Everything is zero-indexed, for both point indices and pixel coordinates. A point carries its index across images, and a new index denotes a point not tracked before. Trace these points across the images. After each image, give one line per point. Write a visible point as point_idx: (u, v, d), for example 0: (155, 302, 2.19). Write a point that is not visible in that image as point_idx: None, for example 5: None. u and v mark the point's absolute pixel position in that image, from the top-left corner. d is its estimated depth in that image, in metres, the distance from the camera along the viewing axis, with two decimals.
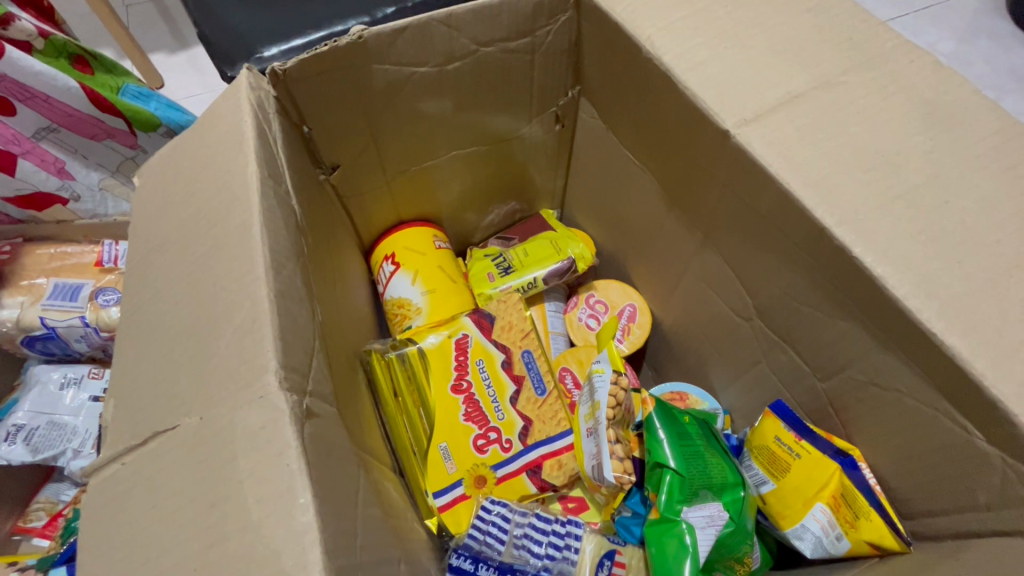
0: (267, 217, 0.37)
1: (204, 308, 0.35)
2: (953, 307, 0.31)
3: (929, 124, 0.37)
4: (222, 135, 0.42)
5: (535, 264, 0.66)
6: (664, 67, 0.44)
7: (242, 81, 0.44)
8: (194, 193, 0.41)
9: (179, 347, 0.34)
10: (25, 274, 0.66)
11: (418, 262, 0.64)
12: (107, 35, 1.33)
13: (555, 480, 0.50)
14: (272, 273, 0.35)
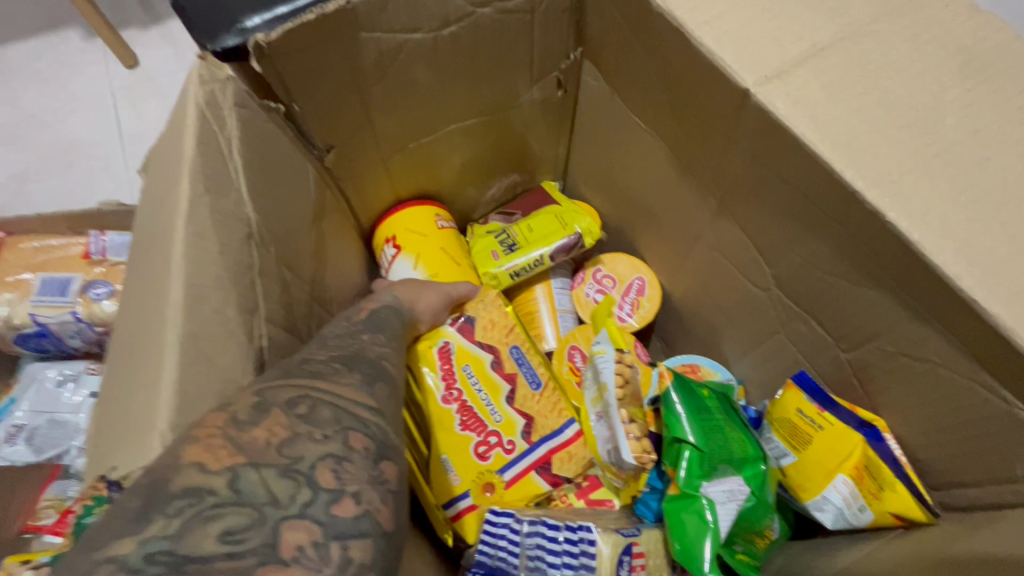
0: (191, 245, 0.36)
1: (139, 343, 0.35)
2: (994, 274, 0.29)
3: (967, 74, 0.34)
4: (174, 140, 0.40)
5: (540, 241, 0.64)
6: (677, 23, 0.41)
7: (192, 75, 0.40)
8: (151, 212, 0.41)
9: (123, 379, 0.36)
10: (10, 270, 0.64)
11: (420, 244, 0.62)
12: (72, 11, 1.26)
13: (567, 472, 0.50)
14: (185, 317, 0.34)
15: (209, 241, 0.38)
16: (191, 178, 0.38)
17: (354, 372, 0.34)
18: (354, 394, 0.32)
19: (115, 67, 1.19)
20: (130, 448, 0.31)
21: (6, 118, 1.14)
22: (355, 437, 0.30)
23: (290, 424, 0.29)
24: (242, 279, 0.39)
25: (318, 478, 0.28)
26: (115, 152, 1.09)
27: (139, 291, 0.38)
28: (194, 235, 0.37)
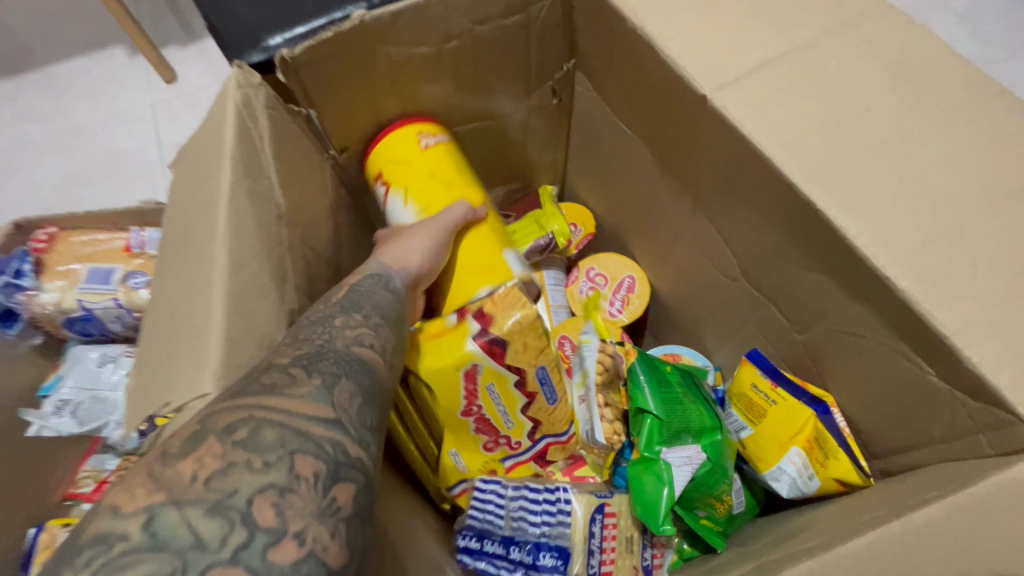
0: (233, 219, 0.42)
1: (185, 303, 0.41)
2: (909, 254, 0.33)
3: (900, 81, 0.38)
4: (215, 132, 0.46)
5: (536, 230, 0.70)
6: (648, 37, 0.45)
7: (230, 80, 0.47)
8: (192, 195, 0.46)
9: (166, 334, 0.41)
10: (61, 260, 0.71)
11: (406, 174, 0.58)
12: (119, 31, 1.38)
13: (558, 459, 0.53)
14: (227, 277, 0.39)
15: (247, 217, 0.43)
16: (231, 166, 0.44)
17: (311, 379, 0.33)
18: (306, 410, 0.31)
19: (156, 82, 1.29)
20: (179, 388, 0.36)
21: (58, 128, 1.25)
22: (301, 464, 0.29)
23: (224, 453, 0.29)
24: (273, 252, 0.45)
25: (255, 519, 0.27)
26: (153, 159, 1.18)
27: (181, 265, 0.43)
28: (234, 212, 0.42)
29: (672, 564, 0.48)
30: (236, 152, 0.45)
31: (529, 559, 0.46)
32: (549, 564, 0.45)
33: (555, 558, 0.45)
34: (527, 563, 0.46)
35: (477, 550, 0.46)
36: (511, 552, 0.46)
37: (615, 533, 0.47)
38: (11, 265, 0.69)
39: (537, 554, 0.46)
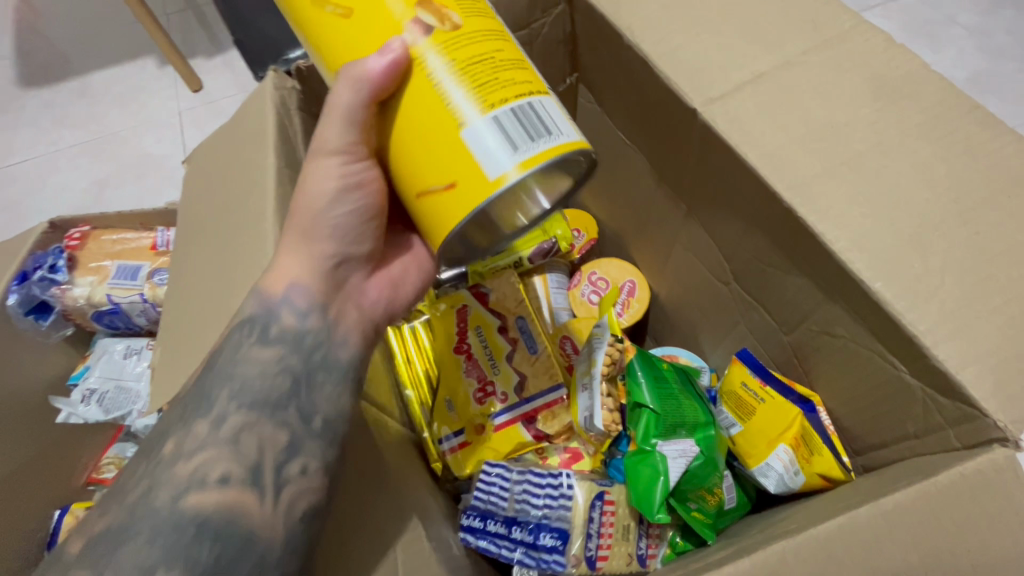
0: (282, 203, 0.44)
1: (231, 283, 0.43)
2: (882, 259, 0.35)
3: (878, 96, 0.40)
4: (252, 127, 0.48)
5: (530, 71, 0.36)
6: (643, 53, 0.48)
7: (267, 81, 0.49)
8: (227, 185, 0.48)
9: (211, 310, 0.43)
10: (93, 257, 0.76)
11: (335, 16, 0.35)
12: (151, 44, 1.45)
13: (549, 429, 0.55)
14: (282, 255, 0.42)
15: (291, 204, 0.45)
16: (274, 155, 0.45)
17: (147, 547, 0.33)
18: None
19: (183, 91, 1.36)
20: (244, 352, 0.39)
21: (90, 134, 1.32)
22: None
23: None
24: None
25: None
26: (178, 165, 1.23)
27: (222, 250, 0.45)
28: (282, 195, 0.44)
29: (665, 557, 0.49)
30: (279, 143, 0.46)
31: (530, 538, 0.48)
32: (548, 544, 0.47)
33: (555, 539, 0.47)
34: (527, 542, 0.48)
35: (479, 529, 0.48)
36: (513, 531, 0.48)
37: (613, 520, 0.49)
38: (45, 260, 0.73)
39: (537, 534, 0.47)
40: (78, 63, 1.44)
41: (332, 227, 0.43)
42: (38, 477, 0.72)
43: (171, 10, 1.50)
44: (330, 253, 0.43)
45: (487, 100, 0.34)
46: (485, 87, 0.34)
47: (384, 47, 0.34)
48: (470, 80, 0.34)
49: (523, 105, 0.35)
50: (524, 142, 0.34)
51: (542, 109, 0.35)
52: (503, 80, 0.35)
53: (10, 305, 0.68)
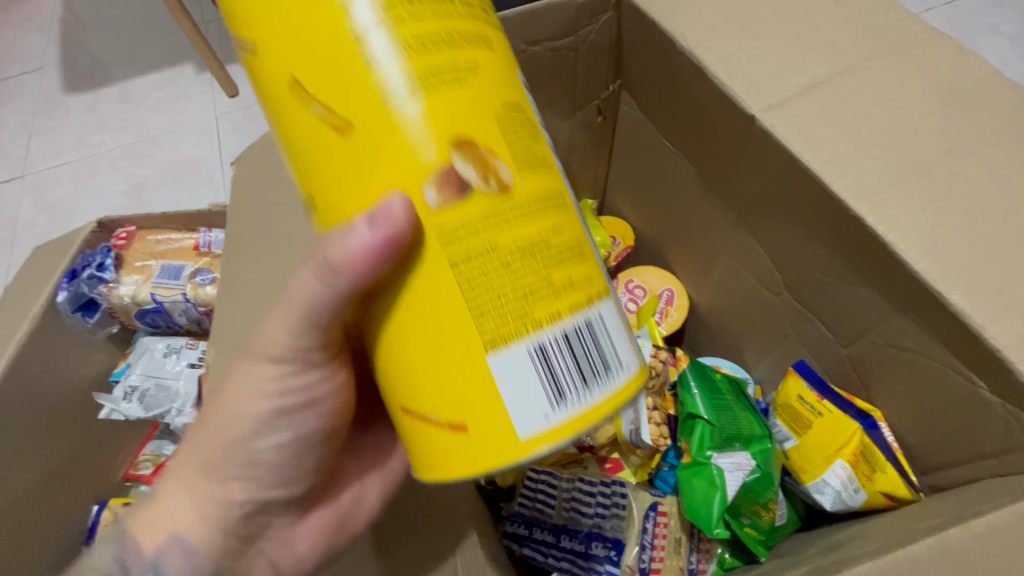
0: None
1: None
2: (958, 269, 0.34)
3: (948, 103, 0.39)
4: None
5: (590, 264, 0.29)
6: (697, 60, 0.48)
7: None
8: (282, 186, 0.49)
9: None
10: (137, 256, 0.78)
11: (325, 148, 0.27)
12: (190, 50, 1.49)
13: (594, 441, 0.54)
14: None
15: None
16: None
17: None
18: None
19: (220, 96, 1.39)
20: None
21: (131, 137, 1.35)
22: None
23: None
24: None
25: None
26: (214, 168, 1.26)
27: None
28: None
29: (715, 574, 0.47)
30: None
31: (581, 548, 0.48)
32: (601, 553, 0.47)
33: (608, 549, 0.47)
34: (578, 552, 0.48)
35: (526, 536, 0.49)
36: (562, 540, 0.49)
37: (666, 531, 0.48)
38: (93, 258, 0.75)
39: (588, 544, 0.48)
40: (119, 69, 1.49)
41: (254, 459, 0.39)
42: (81, 473, 0.74)
43: (209, 18, 1.55)
44: (239, 493, 0.39)
45: (526, 317, 0.27)
46: (512, 299, 0.27)
47: (375, 209, 0.27)
48: (513, 280, 0.27)
49: (569, 332, 0.28)
50: (575, 392, 0.28)
51: (597, 333, 0.29)
52: (553, 283, 0.27)
53: (61, 303, 0.70)
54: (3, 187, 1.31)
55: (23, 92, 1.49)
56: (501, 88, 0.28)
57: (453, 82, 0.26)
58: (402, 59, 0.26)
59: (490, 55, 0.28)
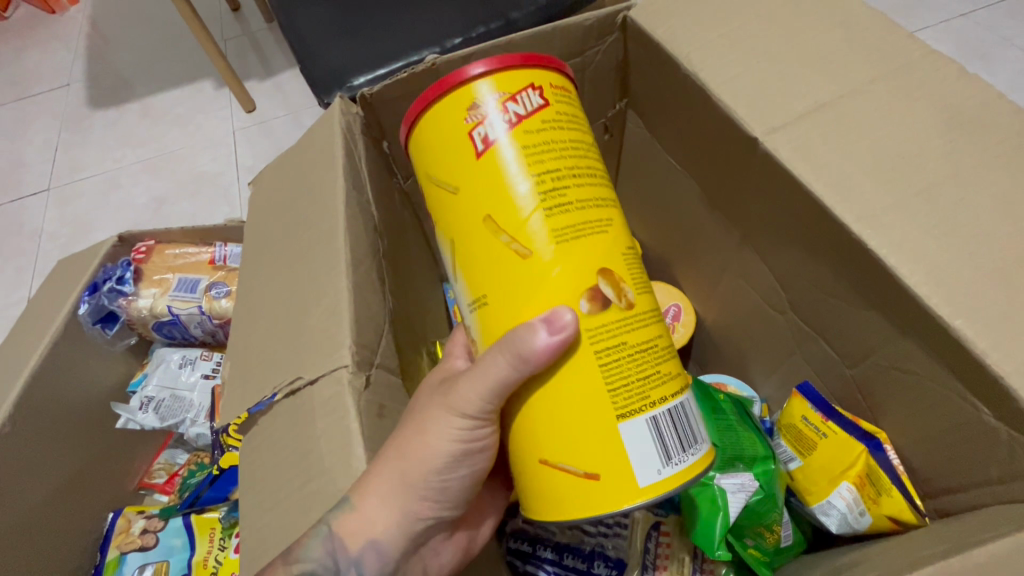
0: (350, 221, 0.45)
1: (300, 298, 0.45)
2: (961, 295, 0.34)
3: (951, 126, 0.39)
4: (320, 152, 0.51)
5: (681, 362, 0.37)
6: (701, 83, 0.48)
7: (335, 108, 0.51)
8: (294, 206, 0.51)
9: (278, 325, 0.45)
10: (155, 270, 0.79)
11: (504, 266, 0.35)
12: (210, 67, 1.54)
13: None
14: (350, 270, 0.43)
15: (358, 222, 0.46)
16: (343, 177, 0.47)
17: None
18: None
19: (238, 112, 1.42)
20: (313, 364, 0.41)
21: (152, 151, 1.39)
22: None
23: None
24: (376, 253, 0.48)
25: None
26: (231, 182, 1.29)
27: (291, 267, 0.47)
28: (350, 214, 0.46)
29: None
30: (346, 165, 0.48)
31: (583, 566, 0.48)
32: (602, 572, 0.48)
33: (609, 568, 0.48)
34: (580, 569, 0.48)
35: (529, 552, 0.50)
36: (565, 558, 0.49)
37: (669, 551, 0.48)
38: (115, 272, 0.77)
39: (591, 562, 0.48)
40: (141, 86, 1.54)
41: (442, 486, 0.40)
42: (97, 481, 0.75)
43: (228, 36, 1.60)
44: (425, 513, 0.40)
45: (647, 398, 0.34)
46: (637, 384, 0.34)
47: (548, 314, 0.33)
48: (636, 372, 0.34)
49: (677, 411, 0.35)
50: (678, 454, 0.34)
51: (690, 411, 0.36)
52: (661, 373, 0.35)
53: (82, 315, 0.74)
54: (30, 199, 1.35)
55: (50, 108, 1.54)
56: (624, 232, 0.37)
57: (597, 228, 0.35)
58: (567, 211, 0.34)
59: (615, 208, 0.37)
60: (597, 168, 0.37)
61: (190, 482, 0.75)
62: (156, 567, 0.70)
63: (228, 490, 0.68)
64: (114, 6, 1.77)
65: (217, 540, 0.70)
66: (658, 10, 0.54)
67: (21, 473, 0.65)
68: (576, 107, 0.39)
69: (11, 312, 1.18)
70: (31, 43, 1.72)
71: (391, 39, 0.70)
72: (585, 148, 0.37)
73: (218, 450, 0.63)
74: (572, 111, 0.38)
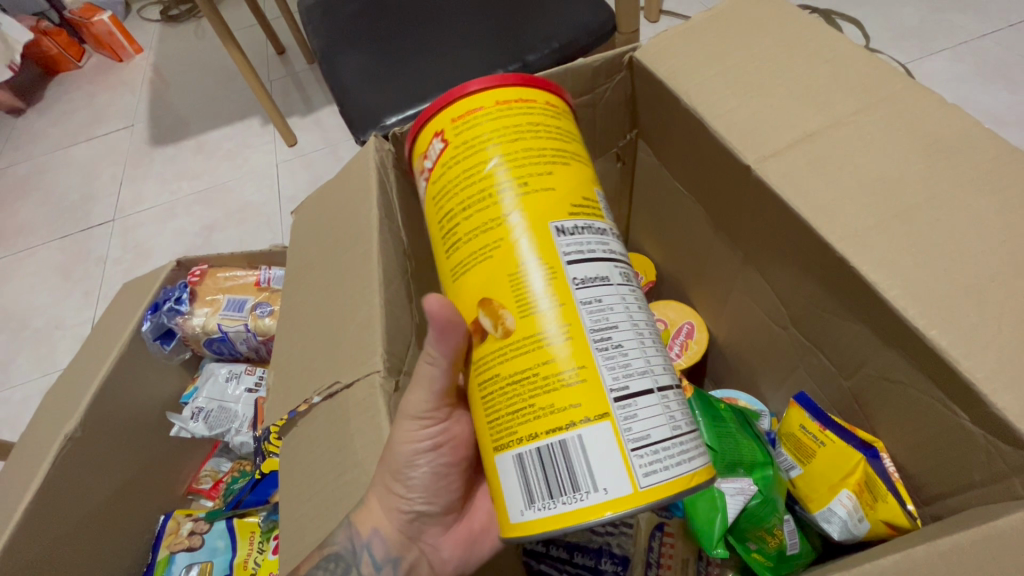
0: (382, 245, 0.51)
1: (337, 314, 0.50)
2: (936, 308, 0.36)
3: (930, 152, 0.42)
4: (357, 184, 0.57)
5: (581, 391, 0.34)
6: (698, 115, 0.52)
7: (370, 145, 0.57)
8: (332, 233, 0.57)
9: (318, 337, 0.51)
10: (207, 292, 0.87)
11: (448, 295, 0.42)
12: (257, 106, 1.68)
13: None
14: (382, 288, 0.48)
15: (389, 246, 0.52)
16: (377, 207, 0.53)
17: None
18: None
19: (281, 146, 1.54)
20: (348, 370, 0.46)
21: (204, 183, 1.52)
22: None
23: None
24: (405, 273, 0.54)
25: None
26: (273, 211, 1.39)
27: (330, 287, 0.53)
28: (383, 239, 0.51)
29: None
30: (378, 196, 0.54)
31: (592, 563, 0.55)
32: (609, 568, 0.54)
33: (615, 564, 0.54)
34: (590, 566, 0.55)
35: (543, 551, 0.57)
36: (575, 556, 0.56)
37: (672, 552, 0.54)
38: (173, 293, 0.85)
39: (598, 560, 0.54)
40: (196, 125, 1.68)
41: (410, 483, 0.45)
42: (150, 485, 0.82)
43: (273, 77, 1.74)
44: (404, 507, 0.45)
45: (514, 433, 0.35)
46: (507, 416, 0.35)
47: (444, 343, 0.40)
48: (510, 403, 0.35)
49: (554, 447, 0.34)
50: (542, 498, 0.34)
51: (573, 453, 0.33)
52: (537, 407, 0.34)
53: (145, 331, 0.82)
54: (97, 229, 1.49)
55: (117, 146, 1.70)
56: (519, 250, 0.36)
57: (479, 258, 0.37)
58: (457, 248, 0.39)
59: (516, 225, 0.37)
60: (501, 185, 0.37)
61: (234, 488, 0.82)
62: (202, 567, 0.75)
63: (268, 494, 0.75)
64: (174, 54, 1.95)
65: (256, 544, 0.75)
66: (659, 51, 0.58)
67: (88, 474, 0.72)
68: (491, 122, 0.39)
69: (79, 331, 1.30)
70: (101, 89, 1.91)
71: (419, 81, 0.78)
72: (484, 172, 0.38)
73: (261, 456, 0.69)
74: (478, 130, 0.39)
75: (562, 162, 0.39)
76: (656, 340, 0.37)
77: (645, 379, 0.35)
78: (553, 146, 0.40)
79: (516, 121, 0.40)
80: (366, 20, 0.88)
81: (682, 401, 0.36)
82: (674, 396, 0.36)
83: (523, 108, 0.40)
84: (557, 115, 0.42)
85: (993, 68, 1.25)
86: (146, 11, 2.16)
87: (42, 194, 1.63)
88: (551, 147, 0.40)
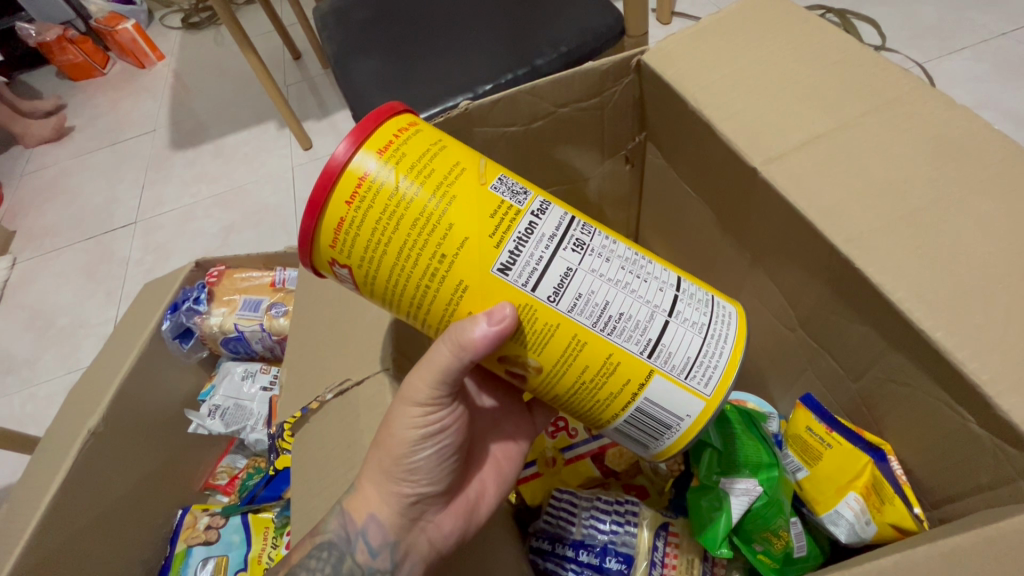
0: None
1: (350, 315, 0.53)
2: (942, 310, 0.36)
3: (938, 154, 0.42)
4: None
5: (624, 368, 0.39)
6: (705, 118, 0.52)
7: None
8: None
9: (332, 338, 0.53)
10: (225, 292, 0.91)
11: None
12: (273, 111, 1.71)
13: (616, 466, 0.64)
14: None
15: None
16: None
17: None
18: None
19: (297, 150, 1.57)
20: (356, 367, 0.49)
21: (223, 186, 1.56)
22: None
23: None
24: None
25: None
26: (289, 214, 1.42)
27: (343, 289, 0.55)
28: None
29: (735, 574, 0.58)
30: None
31: (597, 561, 0.55)
32: (614, 567, 0.55)
33: (619, 562, 0.55)
34: (594, 565, 0.55)
35: (549, 550, 0.57)
36: (580, 555, 0.56)
37: (677, 552, 0.55)
38: (192, 293, 0.88)
39: (603, 558, 0.55)
40: (215, 129, 1.72)
41: (413, 467, 0.44)
42: (169, 480, 0.84)
43: (289, 82, 1.77)
44: (407, 491, 0.45)
45: (602, 416, 0.42)
46: (587, 407, 0.42)
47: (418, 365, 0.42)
48: (583, 403, 0.42)
49: (636, 411, 0.41)
50: (654, 441, 0.44)
51: (652, 406, 0.41)
52: (605, 393, 0.41)
53: (165, 330, 0.84)
54: (119, 231, 1.53)
55: (139, 151, 1.75)
56: (493, 304, 0.38)
57: None
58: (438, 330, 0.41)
59: (471, 291, 0.37)
60: (428, 274, 0.37)
61: (248, 484, 0.84)
62: (218, 561, 0.76)
63: (282, 489, 0.79)
64: (195, 61, 2.00)
65: (271, 538, 0.77)
66: (666, 54, 0.58)
67: (110, 469, 0.74)
68: (363, 225, 0.36)
69: (102, 330, 1.33)
70: (124, 95, 1.97)
71: (430, 86, 0.79)
72: (405, 271, 0.37)
73: (275, 452, 0.70)
74: (362, 240, 0.37)
75: (449, 202, 0.36)
76: (634, 277, 0.39)
77: (657, 319, 0.39)
78: (425, 192, 0.36)
79: (377, 208, 0.36)
80: (377, 27, 0.90)
81: (687, 301, 0.40)
82: (682, 304, 0.40)
83: (372, 193, 0.36)
84: (395, 148, 0.37)
85: (1015, 67, 1.22)
86: (168, 19, 2.22)
87: (68, 198, 1.68)
88: (425, 202, 0.36)
